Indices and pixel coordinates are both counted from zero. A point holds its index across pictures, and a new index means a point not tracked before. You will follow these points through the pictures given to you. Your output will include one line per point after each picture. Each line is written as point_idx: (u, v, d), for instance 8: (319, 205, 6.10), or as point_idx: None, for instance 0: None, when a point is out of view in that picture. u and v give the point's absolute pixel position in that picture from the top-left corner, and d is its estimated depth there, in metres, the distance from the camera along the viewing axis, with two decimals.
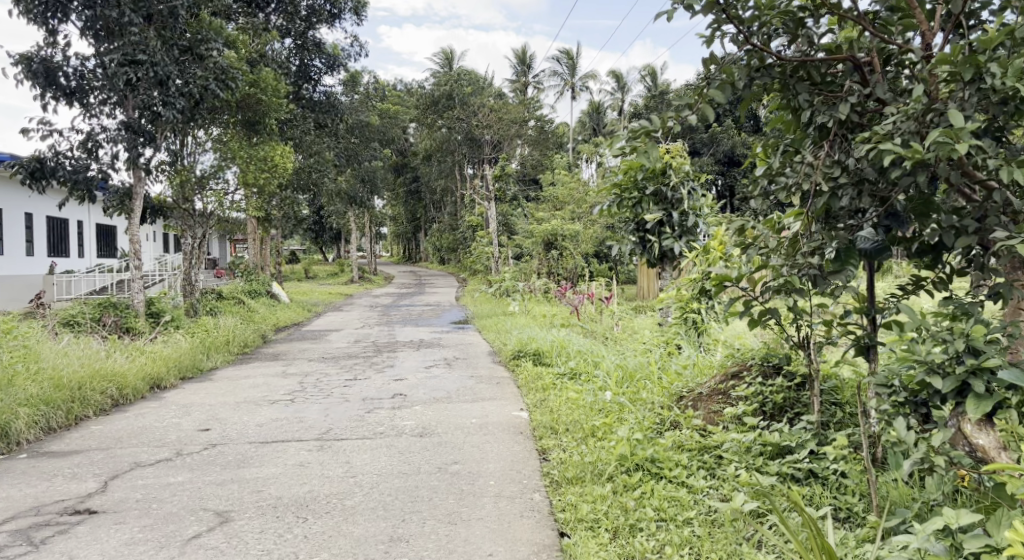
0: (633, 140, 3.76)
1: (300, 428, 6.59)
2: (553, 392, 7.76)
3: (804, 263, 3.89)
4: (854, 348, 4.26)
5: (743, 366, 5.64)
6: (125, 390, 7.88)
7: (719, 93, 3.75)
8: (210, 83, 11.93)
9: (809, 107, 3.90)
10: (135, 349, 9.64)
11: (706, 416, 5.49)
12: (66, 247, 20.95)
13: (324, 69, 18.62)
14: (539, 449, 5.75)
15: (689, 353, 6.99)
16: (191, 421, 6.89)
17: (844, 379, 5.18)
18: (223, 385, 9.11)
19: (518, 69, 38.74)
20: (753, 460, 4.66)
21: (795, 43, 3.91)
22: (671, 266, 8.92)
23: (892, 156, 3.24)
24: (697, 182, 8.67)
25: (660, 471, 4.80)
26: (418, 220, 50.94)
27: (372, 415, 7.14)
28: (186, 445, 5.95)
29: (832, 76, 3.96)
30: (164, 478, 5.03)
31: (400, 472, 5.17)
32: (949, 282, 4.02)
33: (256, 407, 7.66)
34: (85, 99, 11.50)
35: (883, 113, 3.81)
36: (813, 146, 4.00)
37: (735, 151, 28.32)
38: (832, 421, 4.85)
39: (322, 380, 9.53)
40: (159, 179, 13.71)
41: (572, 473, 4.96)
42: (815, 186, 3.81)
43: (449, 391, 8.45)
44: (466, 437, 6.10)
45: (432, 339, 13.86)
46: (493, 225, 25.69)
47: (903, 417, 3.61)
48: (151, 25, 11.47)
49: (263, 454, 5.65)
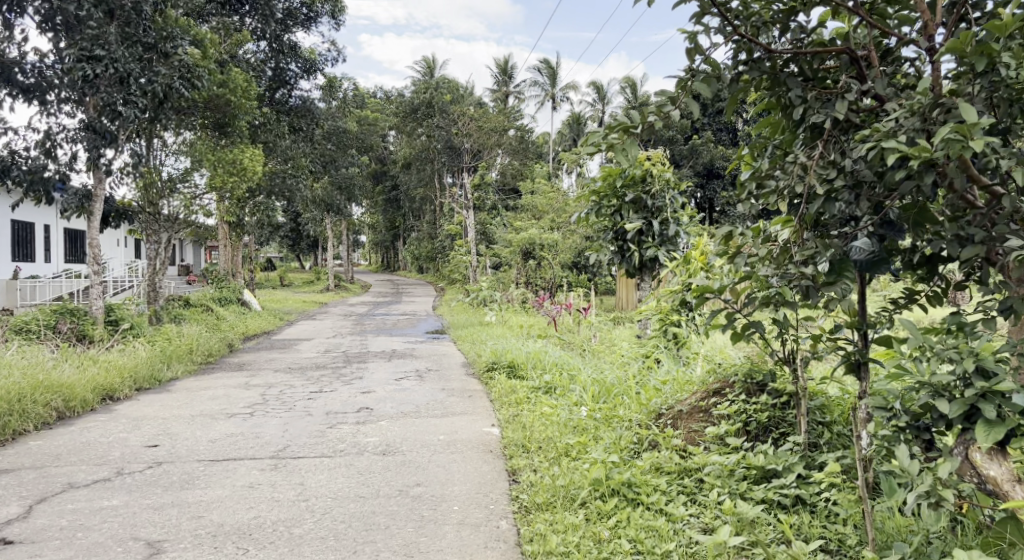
0: (610, 136, 3.46)
1: (255, 445, 6.17)
2: (527, 407, 7.40)
3: (796, 274, 3.55)
4: (843, 365, 3.93)
5: (725, 384, 5.34)
6: (73, 402, 7.45)
7: (704, 87, 3.44)
8: (175, 82, 11.59)
9: (802, 104, 3.53)
10: (88, 358, 9.16)
11: (685, 435, 5.16)
12: (31, 252, 20.35)
13: (301, 73, 18.29)
14: (509, 469, 5.39)
15: (668, 369, 6.66)
16: (139, 437, 6.45)
17: (832, 398, 4.89)
18: (181, 396, 8.67)
19: (499, 79, 38.56)
20: (737, 485, 4.34)
21: (784, 35, 3.58)
22: (650, 276, 8.61)
23: (896, 156, 2.90)
24: (677, 190, 8.43)
25: (638, 496, 4.45)
26: (397, 228, 50.61)
27: (334, 430, 6.73)
28: (129, 463, 5.52)
29: (825, 72, 3.64)
30: (97, 501, 4.60)
31: (357, 495, 4.78)
32: (944, 296, 3.76)
33: (211, 421, 7.23)
34: (44, 97, 11.02)
35: (881, 111, 3.46)
36: (804, 148, 3.63)
37: (715, 164, 28.10)
38: (819, 443, 4.57)
39: (285, 392, 9.10)
40: (124, 183, 13.21)
41: (542, 498, 4.59)
42: (808, 189, 3.45)
43: (417, 405, 8.06)
44: (431, 456, 5.74)
45: (405, 349, 13.45)
46: (472, 233, 25.26)
47: (906, 444, 3.32)
48: (114, 21, 11.05)
49: (210, 474, 5.24)
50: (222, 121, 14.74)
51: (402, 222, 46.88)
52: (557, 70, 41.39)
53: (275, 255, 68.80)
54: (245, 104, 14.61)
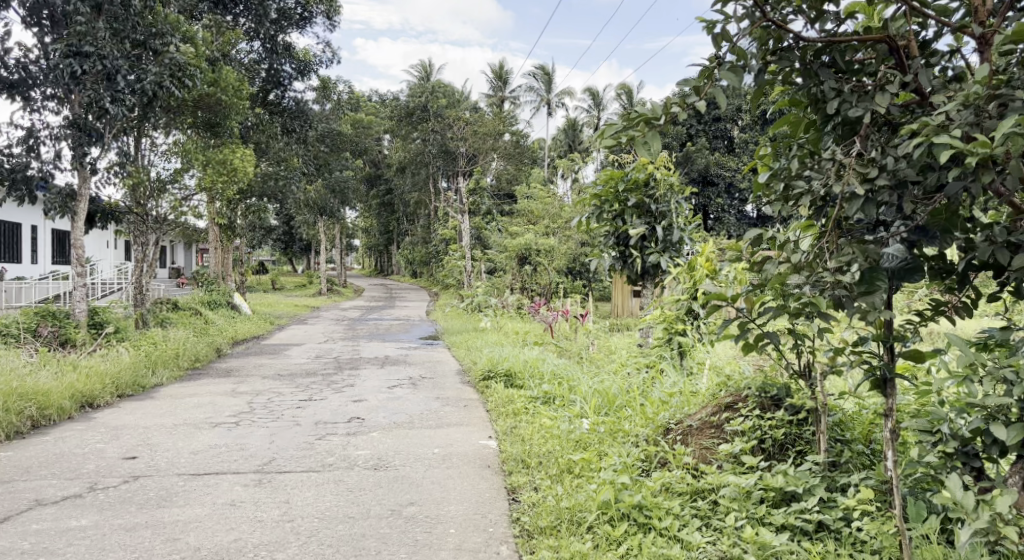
0: (630, 129, 3.15)
1: (239, 457, 5.84)
2: (525, 418, 7.08)
3: (830, 282, 3.18)
4: (868, 380, 3.61)
5: (737, 398, 5.03)
6: (47, 410, 7.17)
7: (731, 77, 3.10)
8: (166, 80, 11.31)
9: (837, 96, 3.20)
10: (67, 364, 8.80)
11: (697, 452, 4.85)
12: (18, 253, 20.03)
13: (294, 74, 17.93)
14: (508, 487, 5.09)
15: (673, 380, 6.36)
16: (117, 447, 6.12)
17: (852, 414, 4.59)
18: (165, 404, 8.34)
19: (495, 84, 38.37)
20: (754, 509, 4.05)
21: (813, 23, 3.26)
22: (653, 283, 8.20)
23: (949, 152, 2.62)
24: (682, 194, 7.95)
25: (648, 521, 4.16)
26: (392, 233, 50.28)
27: (323, 442, 6.40)
28: (104, 477, 5.20)
29: (861, 64, 3.30)
30: (65, 521, 4.30)
31: (346, 515, 4.47)
32: (975, 306, 3.50)
33: (195, 431, 6.89)
34: (28, 94, 10.69)
35: (921, 107, 3.15)
36: (837, 144, 3.31)
37: (711, 170, 27.77)
38: (839, 462, 4.27)
39: (273, 399, 8.76)
40: (110, 183, 12.82)
41: (545, 521, 4.31)
42: (844, 187, 3.12)
43: (411, 415, 7.73)
44: (425, 472, 5.43)
45: (398, 355, 13.10)
46: (467, 238, 24.87)
47: (954, 473, 3.08)
48: (101, 16, 10.75)
49: (190, 490, 4.90)
50: (213, 120, 14.38)
51: (396, 226, 46.59)
52: (552, 77, 41.20)
53: (268, 259, 68.51)
54: (236, 104, 14.27)
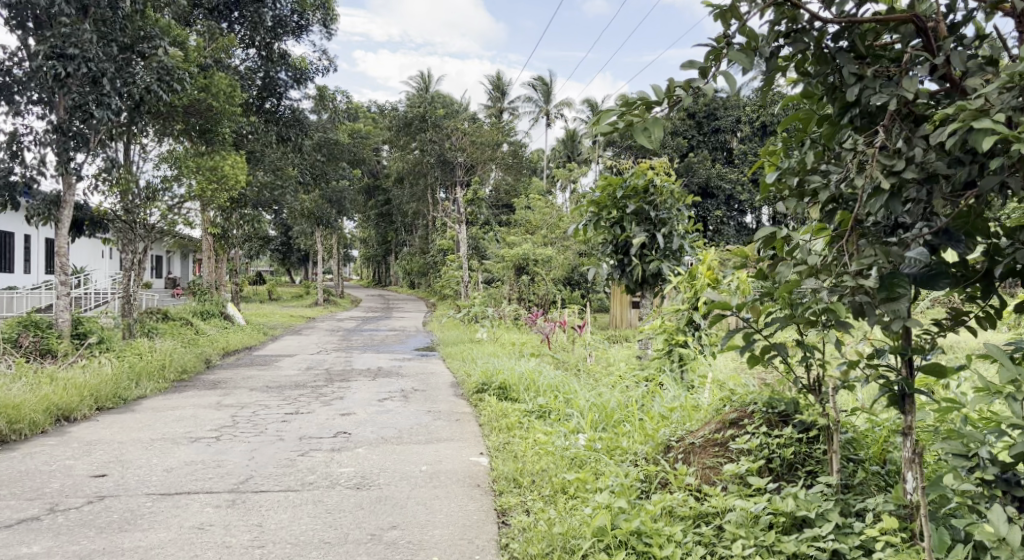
0: (629, 114, 2.87)
1: (214, 476, 5.51)
2: (518, 433, 6.75)
3: (851, 286, 2.83)
4: (885, 396, 3.28)
5: (743, 414, 4.70)
6: (17, 424, 6.84)
7: (742, 58, 2.81)
8: (153, 85, 10.90)
9: (857, 82, 2.88)
10: (44, 376, 8.45)
11: (700, 473, 4.51)
12: (10, 262, 19.78)
13: (289, 80, 17.14)
14: (498, 509, 4.77)
15: (674, 394, 6.04)
16: (87, 464, 5.79)
17: (863, 432, 4.28)
18: (145, 417, 7.99)
19: (493, 95, 38.22)
20: (763, 535, 3.72)
21: (829, 5, 2.96)
22: (652, 293, 7.86)
23: (992, 139, 2.35)
24: (682, 202, 7.62)
25: (648, 549, 3.84)
26: (389, 244, 49.96)
27: (305, 458, 6.08)
28: (67, 498, 4.87)
29: (881, 49, 2.99)
30: (14, 548, 3.98)
31: (322, 540, 4.15)
32: (998, 316, 3.16)
33: (172, 446, 6.57)
34: (13, 97, 10.41)
35: (951, 94, 2.85)
36: (854, 138, 3.00)
37: (712, 182, 27.49)
38: (852, 485, 3.94)
39: (259, 413, 8.42)
40: (96, 190, 12.49)
41: (536, 548, 4.01)
42: (868, 183, 2.80)
43: (399, 430, 7.38)
44: (411, 491, 5.10)
45: (392, 367, 12.76)
46: (464, 247, 24.50)
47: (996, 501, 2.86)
48: (87, 18, 10.45)
49: (157, 512, 4.58)
50: (205, 126, 14.05)
51: (393, 237, 46.30)
52: (551, 87, 41.05)
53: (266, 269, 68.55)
54: (229, 110, 13.97)
